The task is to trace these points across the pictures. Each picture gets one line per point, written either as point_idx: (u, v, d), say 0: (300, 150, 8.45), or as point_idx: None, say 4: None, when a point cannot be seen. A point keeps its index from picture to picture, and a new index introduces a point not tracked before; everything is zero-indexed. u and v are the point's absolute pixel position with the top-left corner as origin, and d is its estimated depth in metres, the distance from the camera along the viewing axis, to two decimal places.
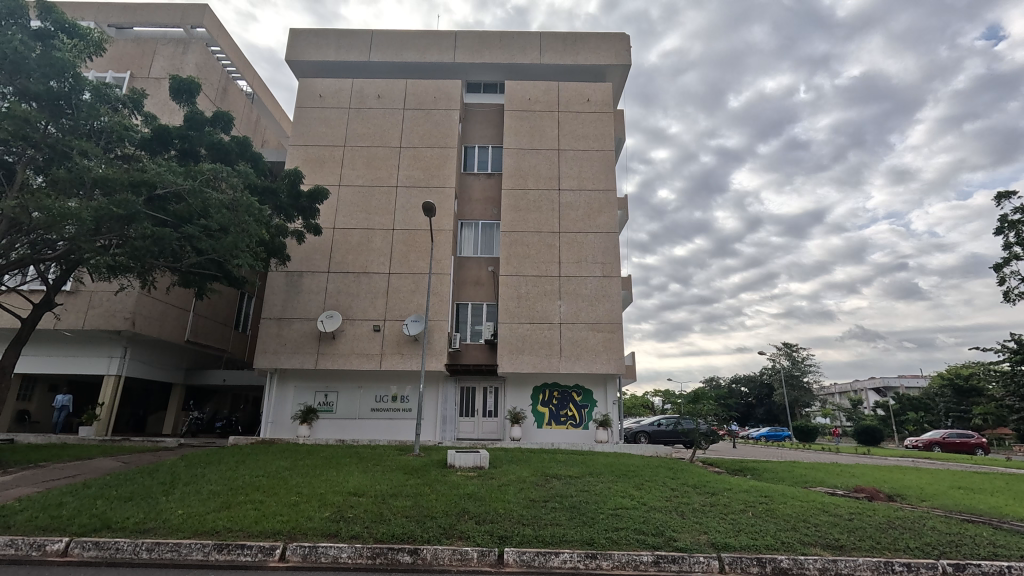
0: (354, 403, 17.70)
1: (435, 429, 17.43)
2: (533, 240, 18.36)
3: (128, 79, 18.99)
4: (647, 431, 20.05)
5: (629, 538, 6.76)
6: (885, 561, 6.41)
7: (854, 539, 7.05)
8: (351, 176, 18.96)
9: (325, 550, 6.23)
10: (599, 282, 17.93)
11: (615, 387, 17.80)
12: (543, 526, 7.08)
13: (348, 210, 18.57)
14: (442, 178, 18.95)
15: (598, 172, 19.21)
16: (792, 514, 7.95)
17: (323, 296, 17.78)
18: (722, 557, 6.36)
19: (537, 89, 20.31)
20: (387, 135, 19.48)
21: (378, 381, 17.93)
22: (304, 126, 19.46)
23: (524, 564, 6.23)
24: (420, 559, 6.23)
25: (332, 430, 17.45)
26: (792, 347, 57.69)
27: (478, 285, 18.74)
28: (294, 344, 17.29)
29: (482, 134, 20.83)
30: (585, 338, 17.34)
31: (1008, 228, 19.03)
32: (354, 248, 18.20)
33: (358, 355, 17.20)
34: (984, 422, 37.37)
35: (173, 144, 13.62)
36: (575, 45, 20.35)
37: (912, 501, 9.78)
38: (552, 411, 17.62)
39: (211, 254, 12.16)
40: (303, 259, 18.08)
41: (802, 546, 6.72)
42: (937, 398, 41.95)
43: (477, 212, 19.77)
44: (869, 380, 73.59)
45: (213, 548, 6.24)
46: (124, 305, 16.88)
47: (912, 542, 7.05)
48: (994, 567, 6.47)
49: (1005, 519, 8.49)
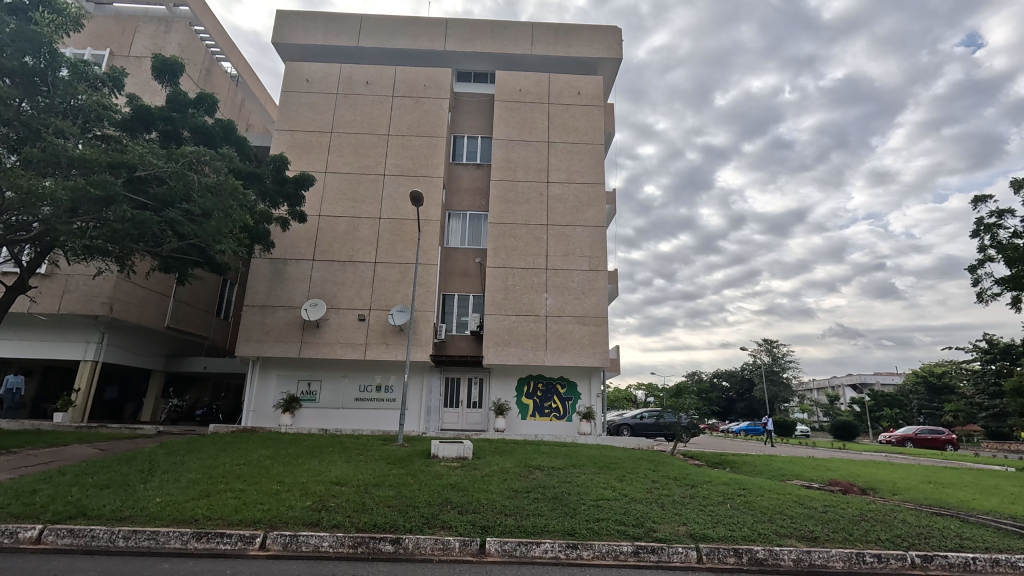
0: (337, 392, 17.61)
1: (420, 420, 17.44)
2: (520, 233, 18.34)
3: (107, 56, 18.41)
4: (629, 424, 20.26)
5: (610, 529, 6.84)
6: (857, 553, 6.58)
7: (827, 531, 7.23)
8: (337, 163, 18.69)
9: (305, 539, 6.21)
10: (586, 276, 18.01)
11: (600, 381, 17.97)
12: (526, 517, 7.14)
13: (335, 198, 18.32)
14: (430, 168, 18.80)
15: (588, 165, 19.21)
16: (769, 506, 8.12)
17: (307, 285, 17.57)
18: (700, 548, 6.46)
19: (528, 80, 20.16)
20: (376, 122, 19.22)
21: (363, 370, 17.83)
22: (291, 110, 19.12)
23: (505, 553, 6.28)
24: (402, 549, 6.24)
25: (314, 419, 17.38)
26: (773, 343, 58.75)
27: (465, 277, 18.66)
28: (277, 332, 17.12)
29: (473, 124, 20.66)
30: (572, 331, 17.43)
31: (983, 231, 19.46)
32: (339, 237, 17.96)
33: (342, 345, 17.06)
34: (955, 419, 38.44)
35: (154, 125, 13.24)
36: (567, 37, 20.25)
37: (885, 494, 10.04)
38: (536, 403, 17.71)
39: (194, 239, 11.86)
40: (287, 248, 17.83)
41: (778, 538, 6.88)
42: (911, 395, 43.06)
43: (465, 203, 19.66)
44: (847, 377, 75.80)
45: (192, 536, 6.17)
46: (101, 290, 16.51)
47: (883, 534, 7.26)
48: (960, 559, 6.66)
49: (971, 513, 8.77)
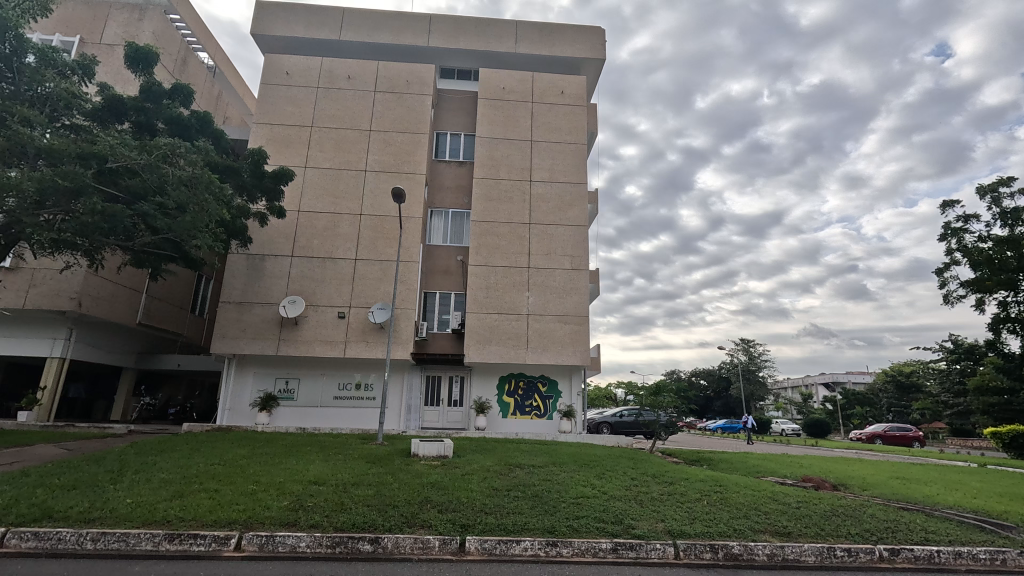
0: (315, 391, 17.37)
1: (400, 418, 17.32)
2: (502, 231, 18.32)
3: (77, 43, 17.81)
4: (609, 422, 20.40)
5: (589, 526, 6.89)
6: (828, 547, 6.76)
7: (800, 526, 7.41)
8: (317, 158, 18.41)
9: (282, 539, 6.11)
10: (568, 275, 18.09)
11: (581, 379, 18.10)
12: (506, 515, 7.15)
13: (314, 193, 18.04)
14: (413, 164, 18.65)
15: (571, 164, 19.29)
16: (744, 502, 8.29)
17: (285, 281, 17.28)
18: (677, 544, 6.56)
19: (512, 78, 20.14)
20: (357, 117, 18.98)
21: (342, 368, 17.62)
22: (270, 104, 18.77)
23: (485, 552, 6.28)
24: (381, 548, 6.19)
25: (292, 418, 17.12)
26: (749, 343, 59.90)
27: (446, 274, 18.56)
28: (254, 329, 16.81)
29: (456, 121, 20.55)
30: (553, 330, 17.50)
31: (950, 235, 20.13)
32: (319, 233, 17.71)
33: (321, 342, 16.84)
34: (921, 417, 39.74)
35: (127, 116, 12.86)
36: (551, 36, 20.28)
37: (855, 490, 10.33)
38: (517, 401, 17.74)
39: (168, 234, 11.55)
40: (265, 243, 17.51)
41: (752, 533, 7.02)
42: (881, 393, 44.37)
43: (448, 200, 19.55)
44: (820, 376, 77.82)
45: (164, 538, 6.02)
46: (69, 285, 15.98)
47: (853, 529, 7.46)
48: (926, 552, 6.89)
49: (936, 507, 9.08)
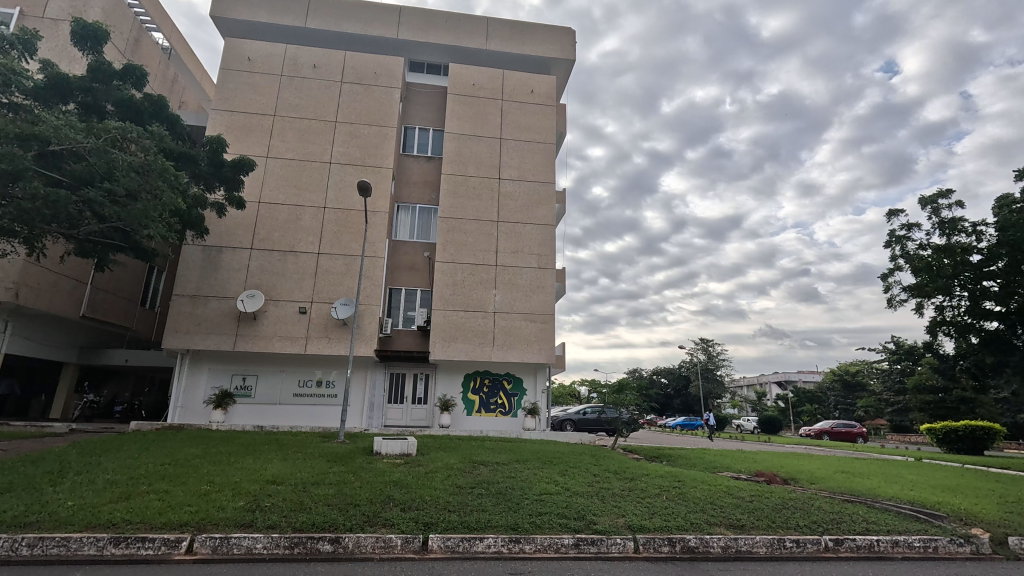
0: (274, 388, 16.88)
1: (362, 416, 17.02)
2: (470, 228, 18.24)
3: (17, 16, 16.66)
4: (572, 419, 20.75)
5: (552, 523, 6.97)
6: (778, 539, 7.06)
7: (753, 518, 7.72)
8: (280, 148, 17.85)
9: (237, 541, 5.92)
10: (535, 273, 18.19)
11: (545, 377, 18.25)
12: (469, 512, 7.15)
13: (276, 184, 17.49)
14: (379, 158, 18.33)
15: (539, 163, 19.39)
16: (701, 497, 8.56)
17: (243, 274, 16.70)
18: (636, 538, 6.72)
19: (482, 74, 20.06)
20: (323, 108, 18.49)
21: (303, 365, 17.18)
22: (230, 90, 18.07)
23: (448, 550, 6.26)
24: (341, 548, 6.08)
25: (249, 416, 16.60)
26: (708, 342, 61.78)
27: (412, 270, 18.34)
28: (210, 324, 16.18)
29: (425, 115, 20.31)
30: (519, 328, 17.57)
31: (895, 243, 21.29)
32: (280, 225, 17.18)
33: (281, 338, 16.36)
34: (865, 414, 42.00)
35: (73, 96, 12.13)
36: (522, 34, 20.31)
37: (804, 483, 10.82)
38: (482, 399, 17.73)
39: (116, 222, 10.96)
40: (223, 234, 16.87)
41: (708, 527, 7.26)
42: (829, 392, 46.61)
43: (415, 196, 19.31)
44: (773, 375, 81.13)
45: (109, 542, 5.73)
46: (5, 274, 14.96)
47: (802, 520, 7.82)
48: (867, 541, 7.29)
49: (877, 499, 9.62)
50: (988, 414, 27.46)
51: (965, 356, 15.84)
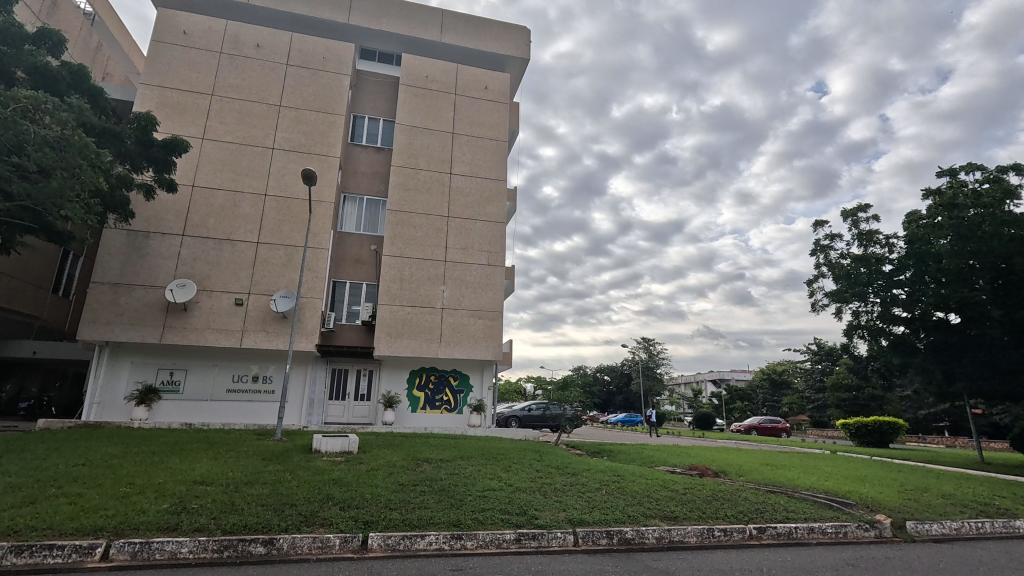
0: (205, 383, 15.96)
1: (301, 413, 16.41)
2: (419, 222, 17.97)
3: None
4: (518, 416, 20.93)
5: (494, 518, 7.02)
6: (708, 529, 7.45)
7: (685, 510, 8.10)
8: (217, 130, 16.86)
9: (160, 545, 5.57)
10: (484, 270, 18.19)
11: (492, 374, 18.30)
12: (411, 510, 7.07)
13: (212, 168, 16.51)
14: (326, 146, 17.69)
15: (491, 160, 19.39)
16: (638, 490, 8.89)
17: (173, 262, 15.66)
18: (576, 532, 6.89)
19: (436, 67, 19.78)
20: (265, 90, 17.62)
21: (238, 359, 16.34)
22: (162, 64, 16.88)
23: (388, 548, 6.17)
24: (275, 550, 5.85)
25: (176, 413, 15.61)
26: (649, 342, 64.03)
27: (358, 264, 17.85)
28: (134, 314, 15.08)
29: (375, 105, 19.80)
30: (467, 324, 17.53)
31: (819, 251, 22.92)
32: (216, 212, 16.24)
33: (214, 331, 15.49)
34: (789, 410, 44.97)
35: None
36: (477, 30, 20.20)
37: (732, 476, 11.48)
38: (427, 396, 17.56)
39: (26, 201, 9.99)
40: (150, 219, 15.76)
41: (644, 519, 7.55)
42: (758, 389, 49.55)
43: (362, 187, 18.79)
44: (709, 373, 85.27)
45: (10, 550, 5.24)
46: None
47: (730, 511, 8.29)
48: (786, 529, 7.83)
49: (797, 489, 10.35)
50: (894, 410, 30.34)
51: (876, 357, 17.41)
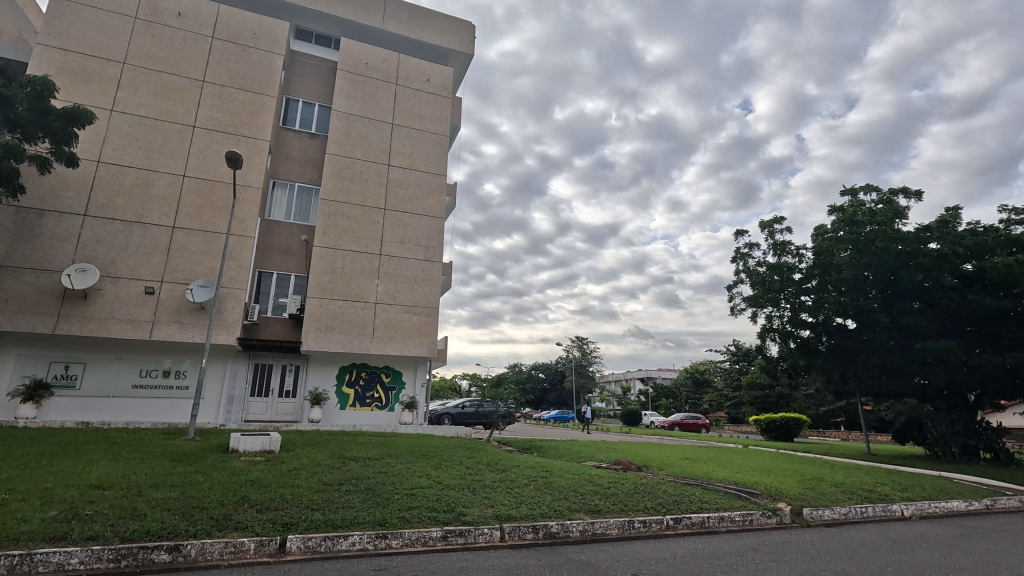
0: (107, 378, 14.59)
1: (218, 411, 15.41)
2: (354, 213, 17.40)
3: None
4: (451, 413, 20.79)
5: (421, 516, 6.95)
6: (629, 521, 7.78)
7: (609, 503, 8.41)
8: (129, 102, 15.43)
9: (45, 557, 5.04)
10: (420, 265, 17.92)
11: (426, 371, 18.07)
12: (334, 510, 6.84)
13: (122, 143, 15.10)
14: (254, 128, 16.70)
15: (431, 154, 19.12)
16: (565, 485, 9.12)
17: (71, 244, 14.17)
18: (503, 527, 6.96)
19: (376, 54, 19.21)
20: (187, 63, 16.34)
21: (147, 353, 15.08)
22: (65, 24, 15.21)
23: (308, 550, 5.94)
24: (181, 557, 5.46)
25: (71, 411, 14.17)
26: (583, 341, 65.77)
27: (286, 254, 17.01)
28: (22, 300, 13.51)
29: (310, 88, 18.92)
30: (401, 320, 17.19)
31: (739, 259, 24.48)
32: (125, 191, 14.88)
33: (120, 321, 14.20)
34: (709, 407, 47.82)
35: None
36: (421, 20, 19.82)
37: (654, 470, 12.04)
38: (357, 392, 17.06)
39: None
40: (45, 195, 14.16)
41: (570, 513, 7.76)
42: (681, 388, 52.30)
43: (294, 173, 17.91)
44: (638, 372, 88.93)
45: None
46: None
47: (650, 503, 8.70)
48: (699, 518, 8.34)
49: (711, 481, 11.03)
50: (799, 406, 33.10)
51: (786, 357, 18.74)
